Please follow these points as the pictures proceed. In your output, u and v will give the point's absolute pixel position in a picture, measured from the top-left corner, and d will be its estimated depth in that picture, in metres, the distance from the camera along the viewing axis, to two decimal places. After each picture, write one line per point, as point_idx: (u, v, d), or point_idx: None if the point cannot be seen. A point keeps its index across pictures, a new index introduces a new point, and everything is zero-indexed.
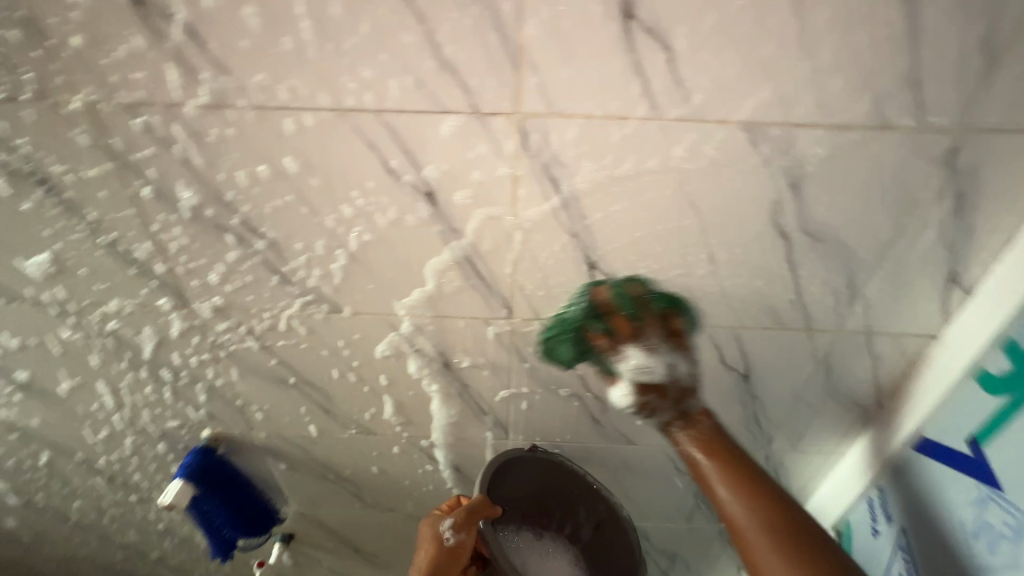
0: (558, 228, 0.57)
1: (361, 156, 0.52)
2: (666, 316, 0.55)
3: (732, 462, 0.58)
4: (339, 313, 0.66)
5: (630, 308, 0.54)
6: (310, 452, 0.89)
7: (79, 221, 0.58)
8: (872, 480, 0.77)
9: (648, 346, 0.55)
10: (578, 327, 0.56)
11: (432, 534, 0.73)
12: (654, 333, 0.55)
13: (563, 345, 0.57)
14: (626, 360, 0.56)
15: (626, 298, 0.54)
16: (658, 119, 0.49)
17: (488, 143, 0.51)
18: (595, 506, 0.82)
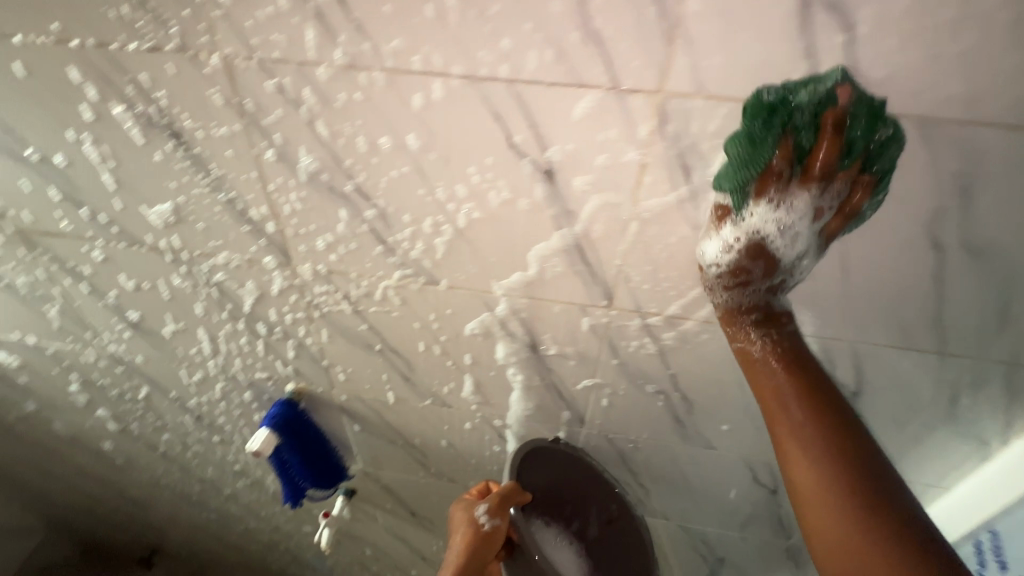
0: (680, 221, 0.53)
1: (486, 131, 0.50)
2: (860, 190, 0.47)
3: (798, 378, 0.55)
4: (436, 287, 0.65)
5: (852, 150, 0.44)
6: (384, 418, 0.91)
7: (203, 175, 0.60)
8: (983, 521, 0.72)
9: (811, 206, 0.48)
10: (784, 121, 0.44)
11: (466, 519, 0.72)
12: (833, 195, 0.47)
13: (756, 133, 0.44)
14: (786, 203, 0.49)
15: (857, 140, 0.44)
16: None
17: (621, 125, 0.47)
18: (608, 505, 0.82)
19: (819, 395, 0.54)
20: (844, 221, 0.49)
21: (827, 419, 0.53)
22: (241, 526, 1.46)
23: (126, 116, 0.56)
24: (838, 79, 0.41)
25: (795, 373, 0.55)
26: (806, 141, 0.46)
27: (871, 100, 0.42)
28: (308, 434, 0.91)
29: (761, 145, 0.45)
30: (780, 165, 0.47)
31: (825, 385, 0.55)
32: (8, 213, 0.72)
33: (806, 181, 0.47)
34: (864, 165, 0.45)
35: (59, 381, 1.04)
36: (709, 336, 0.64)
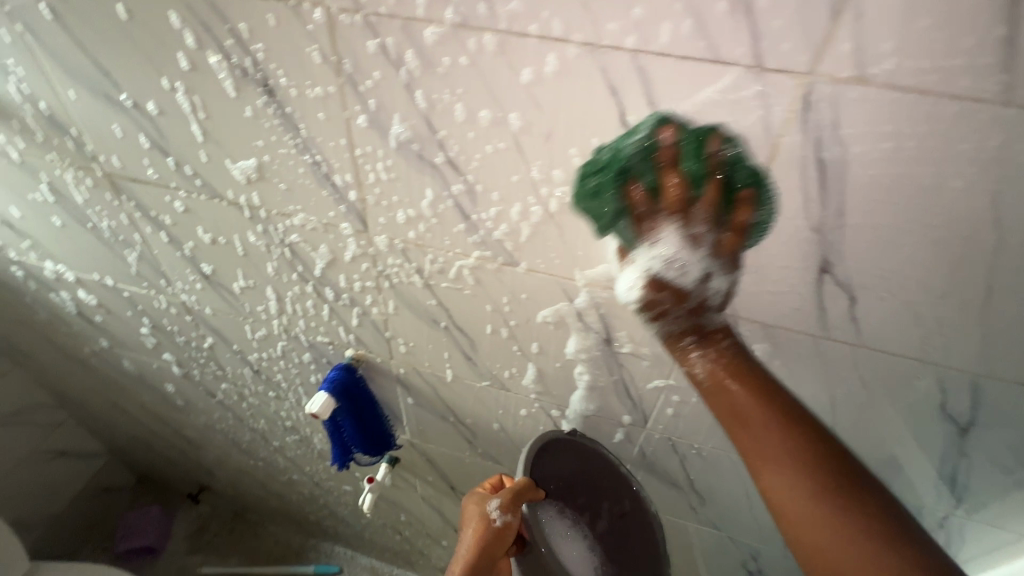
0: (801, 223, 0.48)
1: (599, 107, 0.46)
2: (735, 204, 0.46)
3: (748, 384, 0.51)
4: (514, 270, 0.62)
5: (697, 174, 0.45)
6: (439, 394, 0.90)
7: (291, 134, 0.58)
8: None
9: (688, 233, 0.49)
10: (620, 173, 0.47)
11: (479, 512, 0.71)
12: (706, 222, 0.48)
13: (604, 189, 0.48)
14: (660, 242, 0.50)
15: (699, 163, 0.44)
16: (1003, 110, 0.38)
17: (754, 113, 0.43)
18: (620, 500, 0.80)
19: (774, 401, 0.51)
20: (738, 234, 0.48)
21: (792, 424, 0.50)
22: (284, 477, 1.52)
23: (221, 68, 0.55)
24: (655, 118, 0.44)
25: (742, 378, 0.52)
26: (652, 183, 0.47)
27: (695, 130, 0.44)
28: (363, 401, 0.91)
29: (616, 188, 0.48)
30: (643, 211, 0.49)
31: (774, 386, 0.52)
32: (98, 158, 0.73)
33: (671, 213, 0.49)
34: (720, 187, 0.45)
35: (132, 323, 1.08)
36: (808, 350, 0.58)
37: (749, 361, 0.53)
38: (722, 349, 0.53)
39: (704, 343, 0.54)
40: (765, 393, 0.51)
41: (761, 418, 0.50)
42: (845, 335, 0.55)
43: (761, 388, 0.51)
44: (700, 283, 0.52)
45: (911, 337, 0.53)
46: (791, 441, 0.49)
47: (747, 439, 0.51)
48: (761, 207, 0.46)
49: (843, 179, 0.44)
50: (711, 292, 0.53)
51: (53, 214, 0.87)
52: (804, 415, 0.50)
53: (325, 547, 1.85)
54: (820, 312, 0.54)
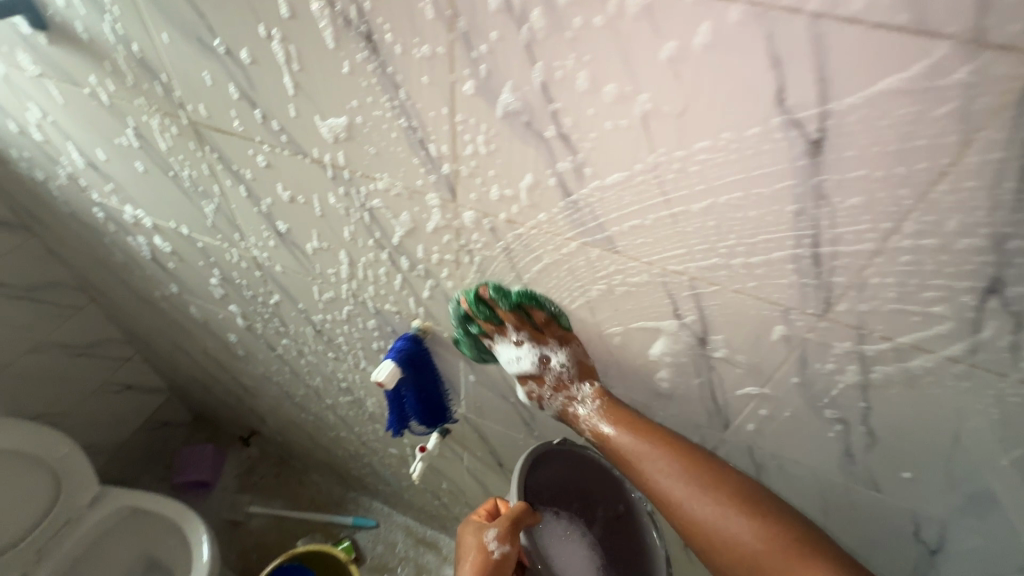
0: (978, 232, 0.41)
1: (755, 80, 0.40)
2: (528, 314, 0.68)
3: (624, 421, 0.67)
4: (609, 252, 0.58)
5: (489, 307, 0.69)
6: (503, 373, 0.87)
7: (389, 96, 0.56)
8: None
9: (517, 341, 0.71)
10: (474, 331, 0.74)
11: (476, 544, 0.72)
12: (531, 340, 0.70)
13: (467, 345, 0.76)
14: (518, 366, 0.72)
15: (489, 306, 0.69)
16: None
17: (950, 101, 0.36)
18: (616, 503, 0.81)
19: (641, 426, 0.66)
20: (548, 327, 0.69)
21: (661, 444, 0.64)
22: (333, 433, 1.55)
23: (323, 16, 0.52)
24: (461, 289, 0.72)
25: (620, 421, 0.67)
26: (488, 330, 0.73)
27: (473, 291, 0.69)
28: (424, 374, 0.90)
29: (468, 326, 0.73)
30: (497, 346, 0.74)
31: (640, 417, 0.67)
32: (185, 106, 0.71)
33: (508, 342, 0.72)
34: (513, 312, 0.68)
35: (202, 272, 1.10)
36: (943, 376, 0.52)
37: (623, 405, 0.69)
38: (608, 399, 0.69)
39: (583, 401, 0.71)
40: (642, 426, 0.66)
41: (643, 444, 0.64)
42: (997, 363, 0.48)
43: (639, 422, 0.67)
44: (544, 368, 0.71)
45: None
46: (665, 455, 0.63)
47: (641, 467, 0.64)
48: (546, 308, 0.67)
49: None
50: (560, 371, 0.71)
51: (136, 160, 0.87)
52: (666, 435, 0.65)
53: (363, 502, 1.90)
54: (973, 335, 0.47)
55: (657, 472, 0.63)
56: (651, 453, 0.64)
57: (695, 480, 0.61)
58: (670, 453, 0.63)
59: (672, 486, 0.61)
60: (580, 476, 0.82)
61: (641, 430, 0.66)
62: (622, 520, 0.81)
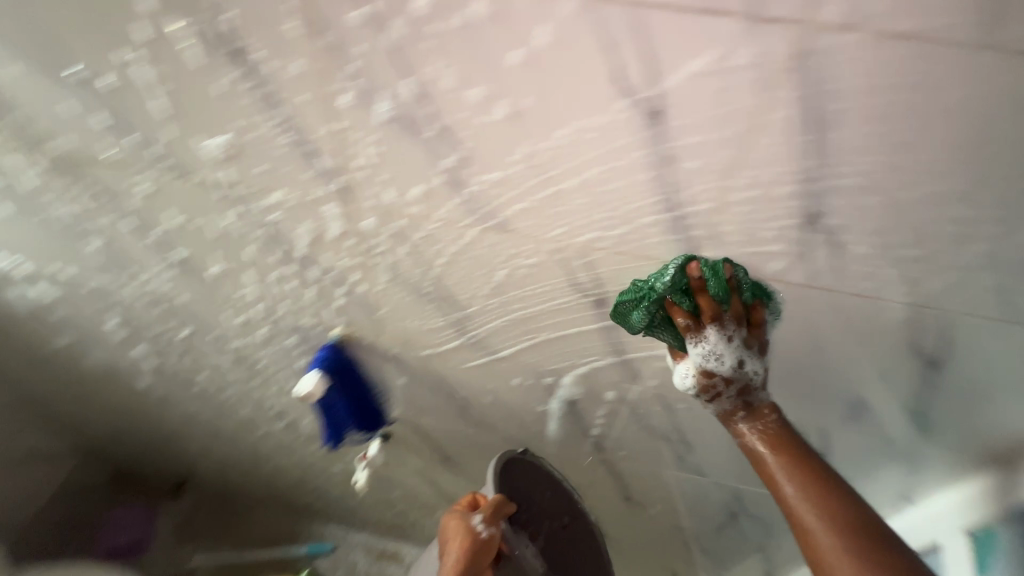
0: (788, 178, 0.49)
1: (596, 66, 0.45)
2: (750, 308, 0.60)
3: (793, 455, 0.60)
4: (503, 234, 0.63)
5: (723, 294, 0.57)
6: (430, 366, 0.91)
7: (270, 112, 0.57)
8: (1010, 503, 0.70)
9: (725, 335, 0.61)
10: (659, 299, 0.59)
11: (462, 527, 0.75)
12: (739, 329, 0.60)
13: (641, 309, 0.60)
14: (701, 342, 0.61)
15: (725, 285, 0.57)
16: (998, 56, 0.39)
17: (747, 68, 0.43)
18: (560, 516, 0.86)
19: (807, 463, 0.59)
20: (759, 330, 0.61)
21: (827, 487, 0.57)
22: (272, 463, 1.50)
23: (188, 39, 0.52)
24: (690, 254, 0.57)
25: (782, 451, 0.60)
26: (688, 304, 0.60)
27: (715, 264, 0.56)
28: (353, 381, 0.91)
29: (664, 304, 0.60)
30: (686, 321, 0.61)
31: (811, 456, 0.60)
32: (50, 140, 0.67)
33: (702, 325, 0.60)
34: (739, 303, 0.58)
35: (97, 318, 1.02)
36: (794, 301, 0.61)
37: (798, 437, 0.62)
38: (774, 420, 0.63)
39: (758, 413, 0.64)
40: (813, 470, 0.58)
41: (798, 473, 0.58)
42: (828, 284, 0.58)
43: (800, 453, 0.60)
44: (736, 368, 0.62)
45: (892, 282, 0.56)
46: (820, 498, 0.56)
47: (785, 495, 0.58)
48: (768, 305, 0.60)
49: (838, 135, 0.45)
50: (751, 375, 0.63)
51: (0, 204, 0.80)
52: (838, 482, 0.57)
53: (317, 528, 1.85)
54: (805, 263, 0.56)
55: (803, 511, 0.56)
56: (802, 487, 0.57)
57: (844, 533, 0.53)
58: (824, 493, 0.56)
59: (821, 535, 0.54)
60: (536, 487, 0.85)
61: (806, 468, 0.58)
62: (566, 531, 0.86)
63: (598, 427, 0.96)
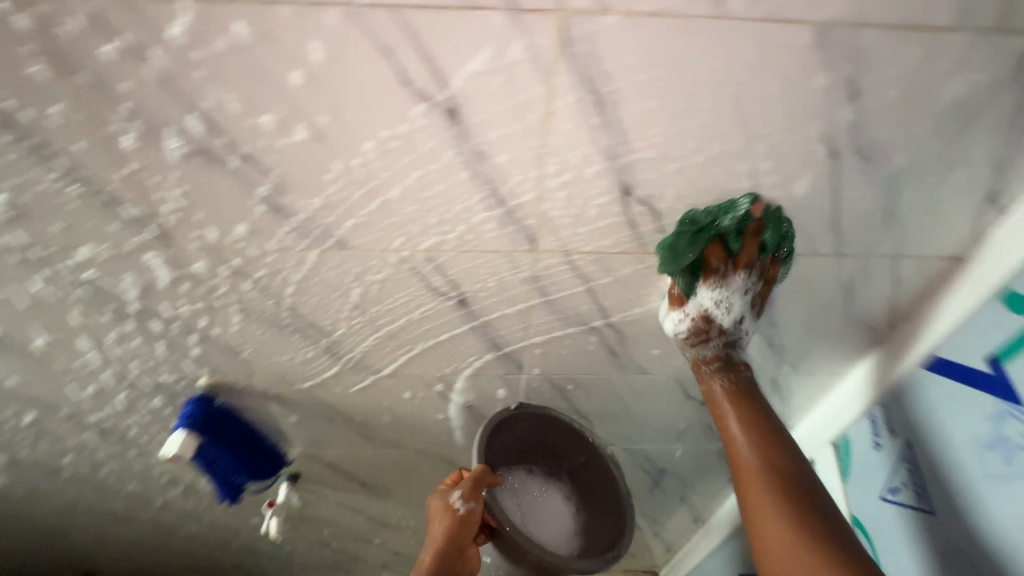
0: (594, 159, 0.52)
1: (382, 75, 0.45)
2: (772, 264, 0.62)
3: (747, 409, 0.68)
4: (345, 252, 0.61)
5: (769, 245, 0.58)
6: (317, 397, 0.87)
7: (45, 163, 0.51)
8: (861, 412, 0.78)
9: (738, 283, 0.63)
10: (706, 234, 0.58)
11: (441, 506, 0.77)
12: (758, 278, 0.63)
13: (687, 245, 0.58)
14: (723, 285, 0.64)
15: (776, 234, 0.57)
16: (733, 28, 0.43)
17: (524, 58, 0.44)
18: (577, 455, 0.89)
19: (757, 417, 0.68)
20: (767, 286, 0.65)
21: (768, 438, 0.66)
22: (182, 533, 1.38)
23: None
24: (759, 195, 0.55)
25: (740, 403, 0.69)
26: (732, 243, 0.59)
27: (776, 211, 0.55)
28: (232, 431, 0.86)
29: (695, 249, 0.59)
30: (717, 263, 0.62)
31: (765, 412, 0.69)
32: None
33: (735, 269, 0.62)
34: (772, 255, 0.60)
35: None
36: (635, 267, 0.65)
37: (756, 394, 0.70)
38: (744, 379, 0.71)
39: (734, 367, 0.70)
40: (760, 423, 0.67)
41: (744, 421, 0.67)
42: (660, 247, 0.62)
43: (759, 413, 0.68)
44: (734, 322, 0.67)
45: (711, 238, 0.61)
46: (759, 450, 0.65)
47: (733, 444, 0.67)
48: (784, 267, 0.63)
49: (623, 114, 0.48)
50: (743, 331, 0.68)
51: None
52: (779, 437, 0.66)
53: None
54: (633, 231, 0.60)
55: (743, 460, 0.65)
56: (748, 440, 0.66)
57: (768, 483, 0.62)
58: (767, 448, 0.65)
59: (751, 470, 0.64)
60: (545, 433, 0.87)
61: (757, 424, 0.67)
62: (586, 468, 0.89)
63: None
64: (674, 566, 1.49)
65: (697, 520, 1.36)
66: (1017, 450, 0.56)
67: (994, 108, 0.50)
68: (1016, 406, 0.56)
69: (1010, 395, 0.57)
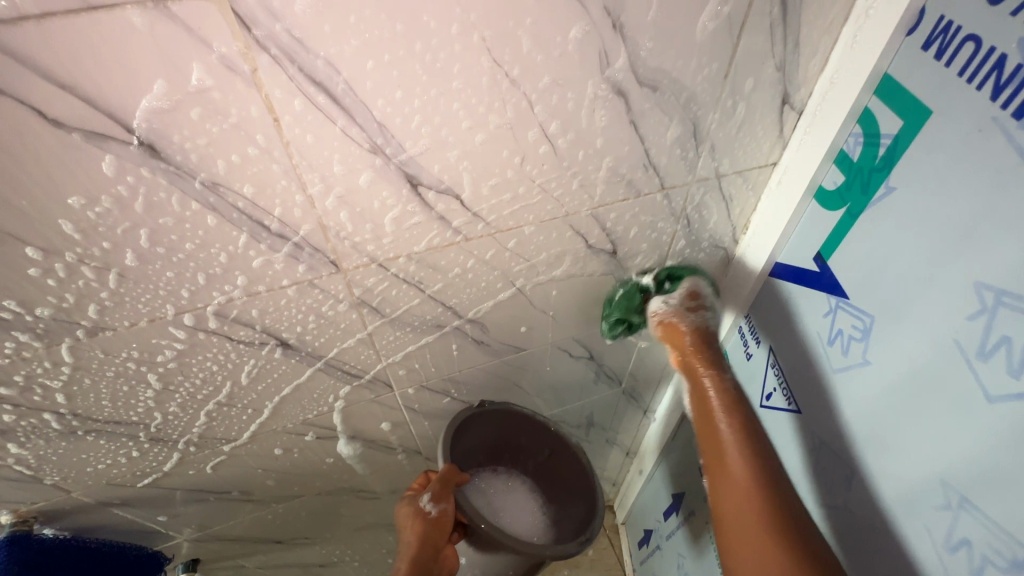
0: (362, 165, 0.44)
1: (25, 132, 0.34)
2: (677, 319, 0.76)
3: (739, 424, 0.64)
4: (108, 339, 0.49)
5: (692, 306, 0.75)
6: (169, 487, 0.74)
7: None
8: (732, 324, 0.78)
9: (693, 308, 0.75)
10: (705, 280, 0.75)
11: (412, 512, 0.73)
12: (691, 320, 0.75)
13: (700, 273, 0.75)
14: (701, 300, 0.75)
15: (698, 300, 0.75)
16: None
17: (210, 68, 0.35)
18: (542, 448, 0.90)
19: (748, 433, 0.62)
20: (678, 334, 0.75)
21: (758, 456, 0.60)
22: None
23: None
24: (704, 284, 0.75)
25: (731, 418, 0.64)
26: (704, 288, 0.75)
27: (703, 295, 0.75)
28: (63, 560, 0.72)
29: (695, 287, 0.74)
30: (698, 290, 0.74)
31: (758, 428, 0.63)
32: None
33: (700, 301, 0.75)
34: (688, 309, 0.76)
35: None
36: (466, 260, 0.58)
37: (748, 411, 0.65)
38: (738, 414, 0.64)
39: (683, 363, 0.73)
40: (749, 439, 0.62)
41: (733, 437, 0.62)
42: (482, 232, 0.56)
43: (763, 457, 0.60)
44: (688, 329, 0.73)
45: (530, 210, 0.56)
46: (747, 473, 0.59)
47: (730, 495, 0.59)
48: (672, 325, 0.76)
49: (368, 110, 0.41)
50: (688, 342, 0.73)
51: None
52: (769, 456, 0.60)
53: None
54: (445, 225, 0.53)
55: (731, 483, 0.60)
56: (736, 467, 0.60)
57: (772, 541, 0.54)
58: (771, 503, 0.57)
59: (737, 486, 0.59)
60: (506, 430, 0.87)
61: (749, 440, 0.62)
62: (553, 459, 0.89)
63: (400, 442, 0.89)
64: (623, 499, 1.54)
65: (629, 454, 1.40)
66: (851, 342, 0.55)
67: (755, 20, 0.48)
68: (844, 299, 0.56)
69: (838, 290, 0.57)
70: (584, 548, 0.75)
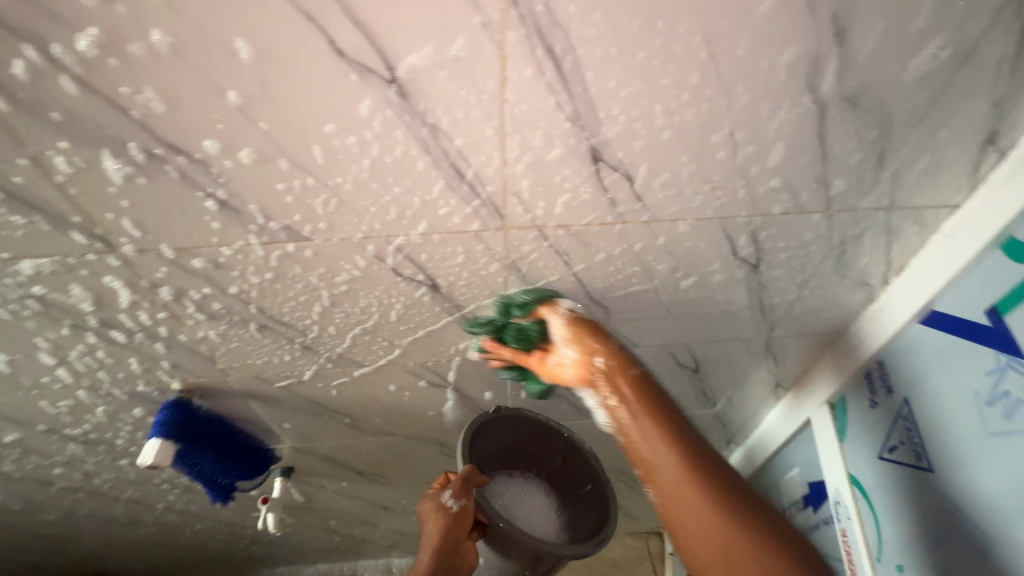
0: (560, 141, 0.49)
1: (317, 62, 0.41)
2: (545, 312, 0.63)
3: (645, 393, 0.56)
4: (306, 253, 0.57)
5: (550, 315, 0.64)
6: (297, 393, 0.84)
7: None
8: (863, 365, 0.74)
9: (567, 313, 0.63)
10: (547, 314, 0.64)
11: (435, 505, 0.77)
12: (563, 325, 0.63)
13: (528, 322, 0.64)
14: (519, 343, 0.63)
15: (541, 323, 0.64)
16: None
17: (472, 31, 0.40)
18: (555, 455, 0.89)
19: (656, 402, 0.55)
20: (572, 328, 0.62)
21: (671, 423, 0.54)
22: (187, 537, 1.37)
23: None
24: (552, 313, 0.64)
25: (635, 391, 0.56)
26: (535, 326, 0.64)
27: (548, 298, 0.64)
28: (206, 433, 0.85)
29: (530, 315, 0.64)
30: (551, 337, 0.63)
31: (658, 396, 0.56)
32: None
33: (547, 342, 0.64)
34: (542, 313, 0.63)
35: None
36: (616, 244, 0.61)
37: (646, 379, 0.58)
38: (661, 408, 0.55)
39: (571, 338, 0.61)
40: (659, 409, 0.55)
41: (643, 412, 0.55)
42: (641, 221, 0.58)
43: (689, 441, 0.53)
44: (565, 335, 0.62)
45: (690, 210, 0.57)
46: (671, 445, 0.52)
47: (657, 477, 0.52)
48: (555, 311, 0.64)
49: (583, 90, 0.45)
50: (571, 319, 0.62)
51: None
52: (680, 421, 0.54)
53: None
54: (610, 207, 0.56)
55: (658, 458, 0.53)
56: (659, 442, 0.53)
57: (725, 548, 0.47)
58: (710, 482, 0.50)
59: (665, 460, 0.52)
60: (520, 435, 0.87)
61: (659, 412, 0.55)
62: (567, 463, 0.89)
63: None
64: None
65: None
66: (1019, 406, 0.52)
67: (987, 55, 0.47)
68: (1019, 358, 0.52)
69: (1012, 347, 0.53)
70: (598, 548, 0.76)
